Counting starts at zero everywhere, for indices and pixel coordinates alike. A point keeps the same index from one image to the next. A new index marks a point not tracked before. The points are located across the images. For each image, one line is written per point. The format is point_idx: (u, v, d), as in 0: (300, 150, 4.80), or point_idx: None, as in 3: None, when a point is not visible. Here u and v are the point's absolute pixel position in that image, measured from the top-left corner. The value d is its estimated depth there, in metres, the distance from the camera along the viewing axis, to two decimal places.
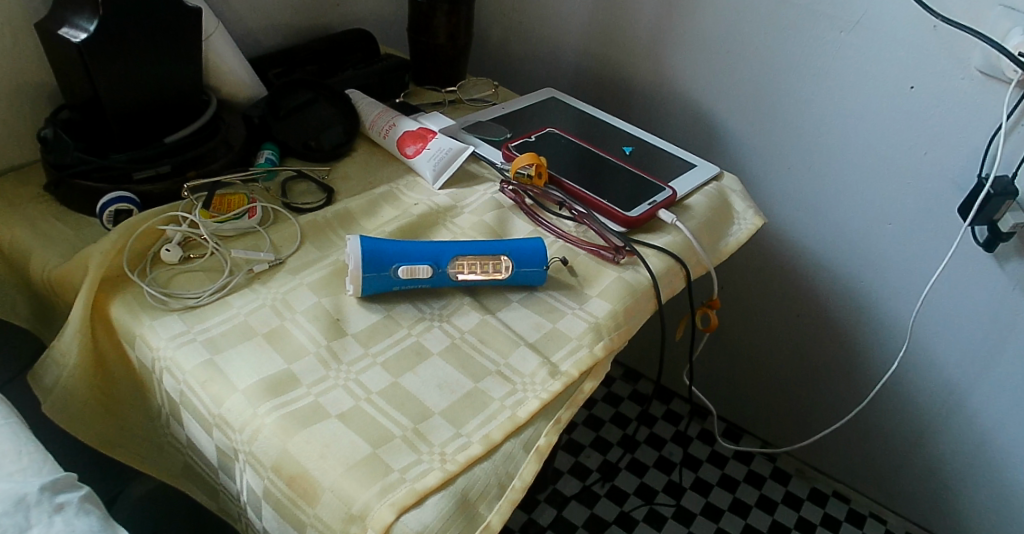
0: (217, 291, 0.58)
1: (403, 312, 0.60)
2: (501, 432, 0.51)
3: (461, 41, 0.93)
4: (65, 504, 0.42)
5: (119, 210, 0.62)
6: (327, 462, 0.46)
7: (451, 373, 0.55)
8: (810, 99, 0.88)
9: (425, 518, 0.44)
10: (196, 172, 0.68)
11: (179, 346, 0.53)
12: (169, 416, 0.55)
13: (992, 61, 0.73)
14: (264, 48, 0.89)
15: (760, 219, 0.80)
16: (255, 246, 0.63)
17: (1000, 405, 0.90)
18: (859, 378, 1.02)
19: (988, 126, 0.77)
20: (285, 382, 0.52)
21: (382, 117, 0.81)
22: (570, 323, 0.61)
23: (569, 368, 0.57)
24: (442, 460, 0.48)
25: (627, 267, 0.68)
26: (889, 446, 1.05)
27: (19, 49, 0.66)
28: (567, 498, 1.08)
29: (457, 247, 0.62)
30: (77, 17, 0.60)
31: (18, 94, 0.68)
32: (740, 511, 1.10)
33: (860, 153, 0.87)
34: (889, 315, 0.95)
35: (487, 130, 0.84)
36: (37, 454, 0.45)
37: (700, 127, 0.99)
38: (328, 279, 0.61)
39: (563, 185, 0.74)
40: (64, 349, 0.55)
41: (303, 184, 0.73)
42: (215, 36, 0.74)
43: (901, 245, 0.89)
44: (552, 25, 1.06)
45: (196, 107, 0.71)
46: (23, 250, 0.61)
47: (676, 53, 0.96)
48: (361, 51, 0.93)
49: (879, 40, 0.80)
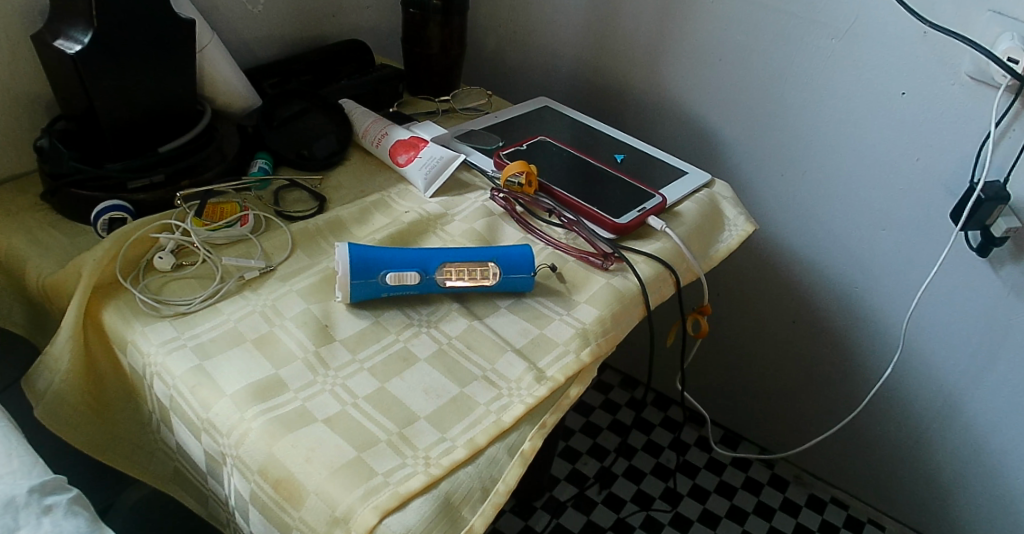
0: (209, 298, 0.59)
1: (391, 318, 0.61)
2: (486, 436, 0.51)
3: (454, 50, 0.94)
4: (54, 506, 0.43)
5: (112, 219, 0.63)
6: (312, 466, 0.47)
7: (438, 377, 0.56)
8: (800, 105, 0.88)
9: (408, 521, 0.45)
10: (190, 181, 0.68)
11: (171, 352, 0.54)
12: (160, 421, 0.56)
13: (982, 67, 0.74)
14: (259, 59, 0.91)
15: (751, 226, 0.81)
16: (247, 253, 0.64)
17: (995, 409, 0.90)
18: (855, 383, 1.02)
19: (978, 133, 0.77)
20: (272, 387, 0.52)
21: (375, 126, 0.82)
22: (557, 329, 0.62)
23: (555, 373, 0.58)
24: (426, 464, 0.48)
25: (616, 273, 0.68)
26: (887, 454, 1.04)
27: (16, 60, 0.67)
28: (563, 504, 1.09)
29: (445, 254, 0.63)
30: (72, 29, 0.61)
31: (15, 106, 0.69)
32: (738, 517, 1.10)
33: (853, 161, 0.87)
34: (882, 320, 0.95)
35: (479, 138, 0.85)
36: (28, 456, 0.46)
37: (694, 134, 0.99)
38: (318, 286, 0.62)
39: (553, 192, 0.74)
40: (56, 355, 0.56)
41: (295, 192, 0.74)
42: (210, 46, 0.75)
43: (894, 252, 0.90)
44: (547, 34, 1.07)
45: (190, 116, 0.72)
46: (20, 258, 0.62)
47: (669, 61, 0.97)
48: (355, 61, 0.94)
49: (871, 46, 0.80)
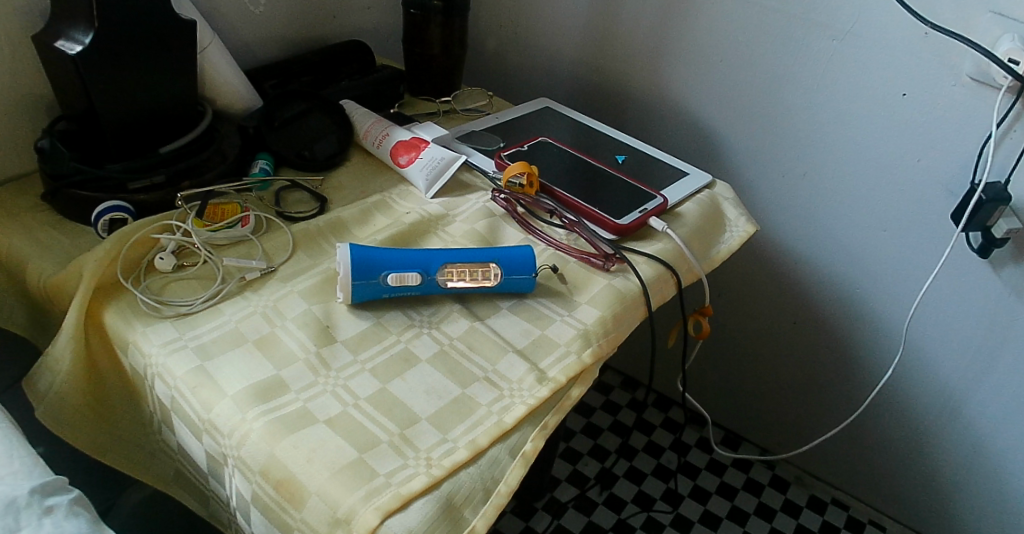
0: (210, 299, 0.59)
1: (392, 319, 0.61)
2: (487, 437, 0.51)
3: (455, 51, 0.94)
4: (55, 507, 0.43)
5: (113, 219, 0.63)
6: (313, 467, 0.47)
7: (440, 378, 0.56)
8: (801, 106, 0.88)
9: (409, 522, 0.45)
10: (191, 182, 0.68)
11: (172, 353, 0.54)
12: (161, 422, 0.56)
13: (983, 68, 0.74)
14: (260, 59, 0.90)
15: (752, 227, 0.80)
16: (247, 254, 0.64)
17: (996, 410, 0.90)
18: (855, 384, 1.02)
19: (979, 134, 0.77)
20: (274, 388, 0.52)
21: (376, 127, 0.82)
22: (558, 329, 0.62)
23: (556, 374, 0.58)
24: (428, 465, 0.48)
25: (617, 274, 0.68)
26: (887, 455, 1.04)
27: (17, 61, 0.67)
28: (563, 505, 1.09)
29: (447, 255, 0.63)
30: (73, 30, 0.61)
31: (15, 107, 0.69)
32: (739, 518, 1.10)
33: (854, 162, 0.87)
34: (883, 321, 0.95)
35: (480, 139, 0.85)
36: (29, 457, 0.46)
37: (695, 135, 0.99)
38: (319, 287, 0.62)
39: (554, 193, 0.74)
40: (57, 356, 0.56)
41: (296, 193, 0.74)
42: (211, 47, 0.75)
43: (895, 252, 0.90)
44: (548, 35, 1.07)
45: (191, 117, 0.72)
46: (20, 259, 0.62)
47: (670, 62, 0.97)
48: (356, 62, 0.94)
49: (872, 47, 0.80)
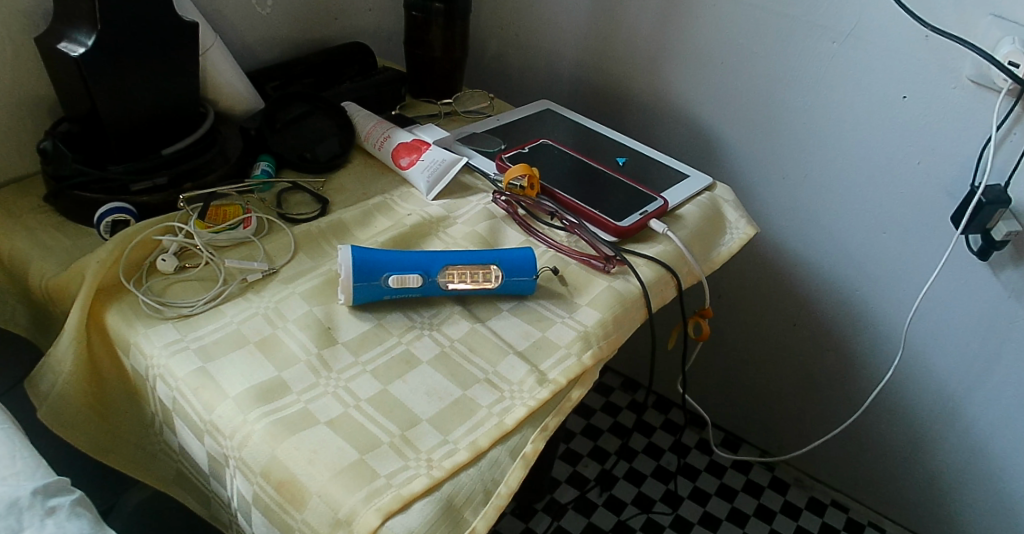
0: (212, 300, 0.59)
1: (393, 320, 0.61)
2: (488, 439, 0.51)
3: (456, 53, 0.95)
4: (57, 507, 0.43)
5: (116, 220, 0.63)
6: (315, 468, 0.47)
7: (441, 380, 0.56)
8: (802, 108, 0.88)
9: (410, 523, 0.45)
10: (193, 183, 0.69)
11: (173, 354, 0.54)
12: (162, 423, 0.56)
13: (982, 71, 0.74)
14: (261, 61, 0.91)
15: (752, 230, 0.81)
16: (249, 255, 0.65)
17: (996, 412, 0.90)
18: (855, 386, 1.02)
19: (979, 137, 0.77)
20: (275, 389, 0.52)
21: (377, 129, 0.83)
22: (559, 331, 0.62)
23: (557, 375, 0.58)
24: (429, 466, 0.48)
25: (617, 276, 0.69)
26: (887, 457, 1.04)
27: (19, 62, 0.67)
28: (563, 506, 1.09)
29: (448, 257, 0.63)
30: (75, 32, 0.61)
31: (18, 108, 0.69)
32: (738, 520, 1.10)
33: (854, 164, 0.88)
34: (883, 323, 0.95)
35: (481, 141, 0.86)
36: (31, 457, 0.46)
37: (695, 137, 1.00)
38: (320, 288, 0.62)
39: (555, 195, 0.75)
40: (60, 356, 0.56)
41: (298, 195, 0.75)
42: (213, 49, 0.75)
43: (894, 255, 0.90)
44: (549, 37, 1.08)
45: (193, 118, 0.73)
46: (23, 260, 0.62)
47: (671, 64, 0.97)
48: (358, 64, 0.95)
49: (872, 50, 0.80)
